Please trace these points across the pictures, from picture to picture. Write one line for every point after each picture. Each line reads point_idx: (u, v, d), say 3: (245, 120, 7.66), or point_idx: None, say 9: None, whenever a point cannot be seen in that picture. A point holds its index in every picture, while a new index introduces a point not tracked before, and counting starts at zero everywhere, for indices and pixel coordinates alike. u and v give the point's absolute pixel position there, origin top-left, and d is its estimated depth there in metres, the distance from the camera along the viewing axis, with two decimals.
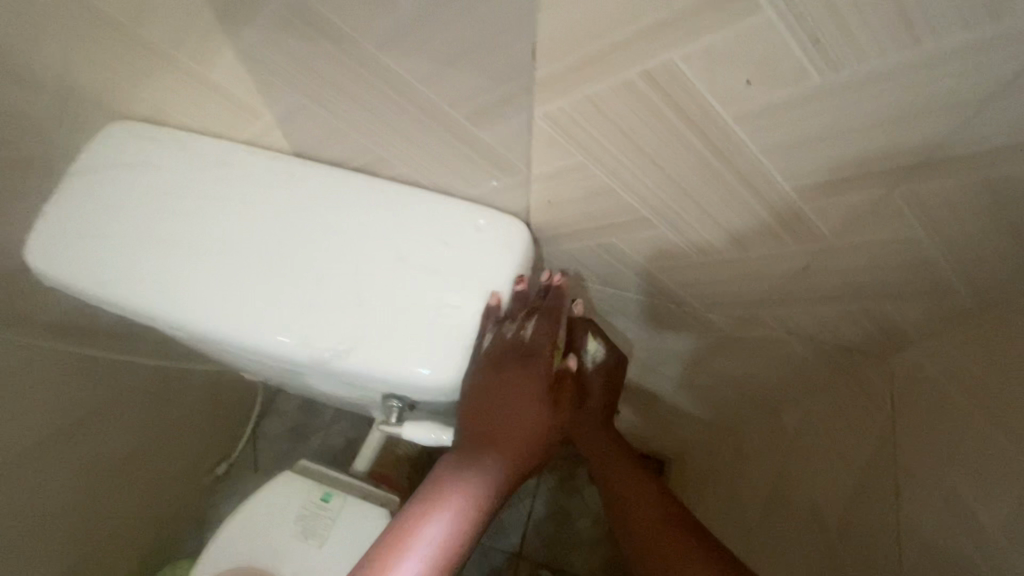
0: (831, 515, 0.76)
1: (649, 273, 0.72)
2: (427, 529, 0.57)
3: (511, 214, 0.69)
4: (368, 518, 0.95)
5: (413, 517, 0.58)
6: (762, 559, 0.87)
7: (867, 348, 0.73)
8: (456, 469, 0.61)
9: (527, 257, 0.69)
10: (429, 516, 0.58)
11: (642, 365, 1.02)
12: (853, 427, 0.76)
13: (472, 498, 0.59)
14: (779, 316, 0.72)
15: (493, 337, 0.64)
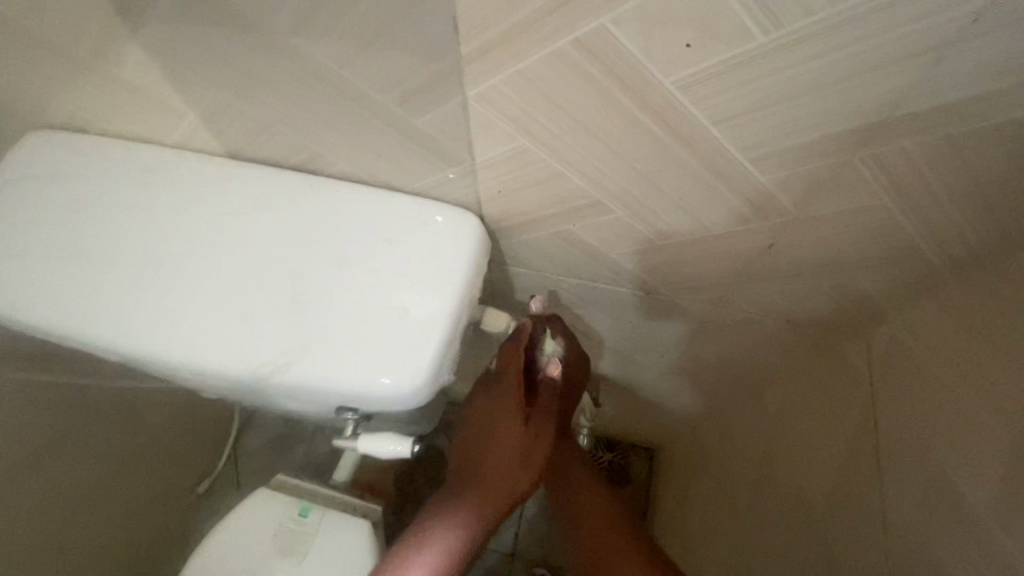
0: (816, 497, 0.73)
1: (613, 261, 0.68)
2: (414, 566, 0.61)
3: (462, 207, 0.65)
4: (355, 530, 0.90)
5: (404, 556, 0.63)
6: (748, 546, 0.84)
7: (842, 324, 0.70)
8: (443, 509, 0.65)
9: (483, 250, 0.65)
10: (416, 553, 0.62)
11: (619, 357, 0.98)
12: (835, 405, 0.74)
13: (455, 534, 0.64)
14: (751, 297, 0.69)
15: (449, 338, 0.60)
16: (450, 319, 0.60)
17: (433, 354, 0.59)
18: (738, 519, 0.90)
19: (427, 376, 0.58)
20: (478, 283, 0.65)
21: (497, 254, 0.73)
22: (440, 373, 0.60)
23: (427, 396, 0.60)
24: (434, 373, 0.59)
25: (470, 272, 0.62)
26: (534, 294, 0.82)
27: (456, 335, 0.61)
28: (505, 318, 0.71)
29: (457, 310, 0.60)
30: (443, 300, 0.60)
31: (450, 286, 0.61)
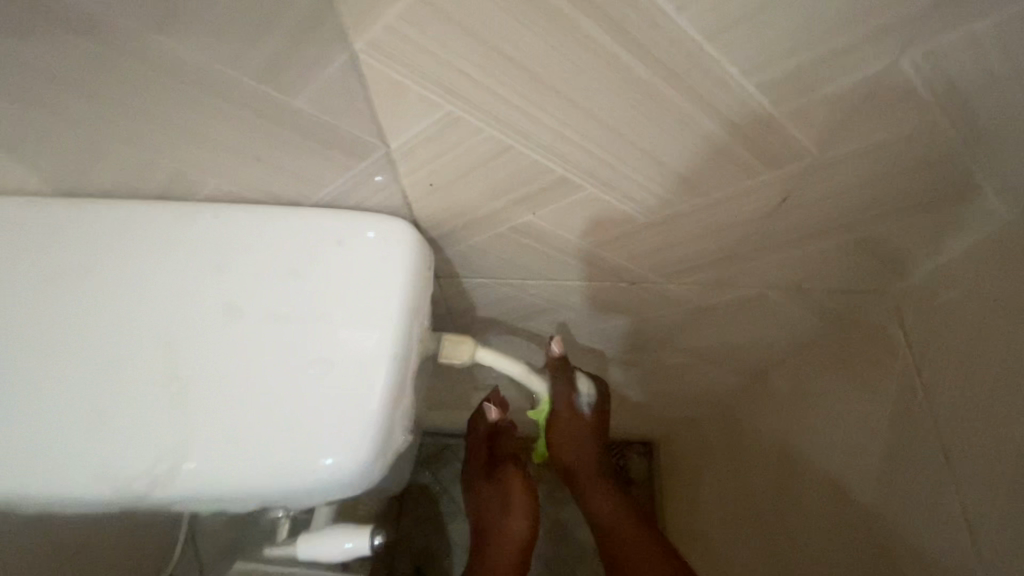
0: (863, 494, 0.62)
1: (590, 252, 0.55)
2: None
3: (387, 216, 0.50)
4: None
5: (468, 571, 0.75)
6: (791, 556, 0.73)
7: (863, 284, 0.59)
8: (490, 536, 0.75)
9: (425, 265, 0.50)
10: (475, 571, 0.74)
11: (606, 360, 0.86)
12: (866, 381, 0.63)
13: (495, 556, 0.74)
14: (759, 269, 0.57)
15: (398, 386, 0.45)
16: (395, 361, 0.45)
17: (379, 412, 0.44)
18: (769, 522, 0.79)
19: (378, 444, 0.44)
20: (426, 307, 0.50)
21: (444, 266, 0.59)
22: (394, 434, 0.45)
23: (383, 468, 0.45)
24: (385, 437, 0.44)
25: (412, 294, 0.48)
26: (497, 306, 0.68)
27: (406, 382, 0.46)
28: (470, 346, 0.55)
29: (402, 348, 0.46)
30: (382, 339, 0.45)
31: (387, 318, 0.46)
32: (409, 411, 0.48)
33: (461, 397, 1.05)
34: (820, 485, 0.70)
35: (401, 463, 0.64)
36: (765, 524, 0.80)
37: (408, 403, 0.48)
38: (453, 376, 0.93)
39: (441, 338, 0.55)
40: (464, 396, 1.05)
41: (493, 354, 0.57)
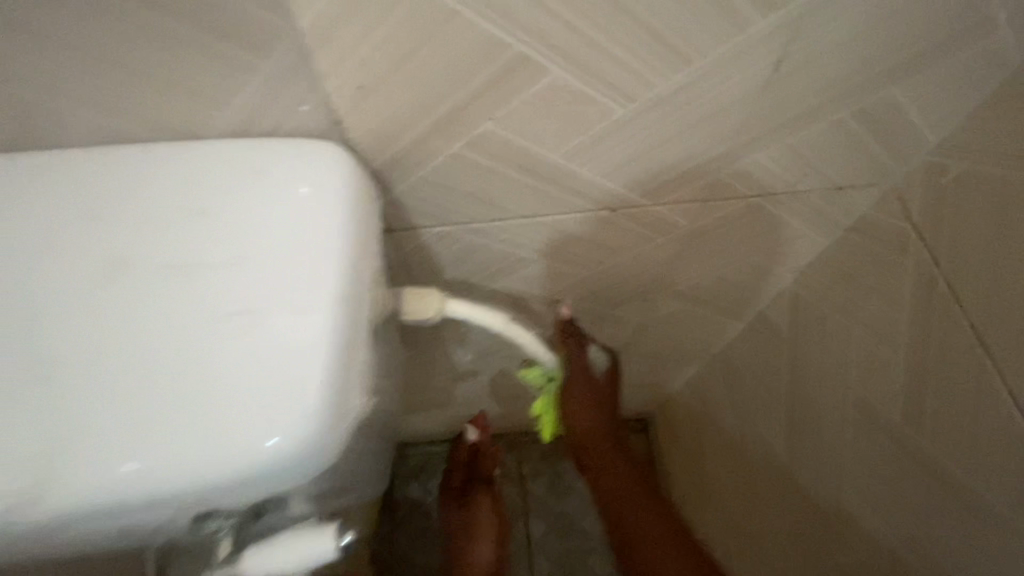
0: (900, 408, 0.57)
1: (562, 170, 0.47)
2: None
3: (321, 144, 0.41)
4: None
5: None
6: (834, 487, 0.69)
7: (861, 178, 0.54)
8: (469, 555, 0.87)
9: (367, 194, 0.41)
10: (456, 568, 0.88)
11: (591, 319, 0.78)
12: (875, 287, 0.58)
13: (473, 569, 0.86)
14: (750, 172, 0.51)
15: (348, 335, 0.36)
16: (340, 303, 0.36)
17: (326, 366, 0.34)
18: (801, 463, 0.75)
19: (329, 407, 0.34)
20: (375, 246, 0.41)
21: (395, 214, 0.50)
22: (350, 394, 0.36)
23: (341, 438, 0.36)
24: (338, 397, 0.35)
25: (353, 225, 0.39)
26: (465, 263, 0.60)
27: (360, 329, 0.37)
28: (436, 299, 0.47)
29: (348, 287, 0.36)
30: (321, 279, 0.36)
31: (325, 253, 0.37)
32: (367, 371, 0.39)
33: (440, 388, 0.96)
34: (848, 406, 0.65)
35: (374, 452, 0.55)
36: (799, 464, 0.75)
37: (367, 359, 0.38)
38: (427, 362, 0.84)
39: (401, 291, 0.47)
40: (443, 386, 0.96)
41: (465, 306, 0.48)
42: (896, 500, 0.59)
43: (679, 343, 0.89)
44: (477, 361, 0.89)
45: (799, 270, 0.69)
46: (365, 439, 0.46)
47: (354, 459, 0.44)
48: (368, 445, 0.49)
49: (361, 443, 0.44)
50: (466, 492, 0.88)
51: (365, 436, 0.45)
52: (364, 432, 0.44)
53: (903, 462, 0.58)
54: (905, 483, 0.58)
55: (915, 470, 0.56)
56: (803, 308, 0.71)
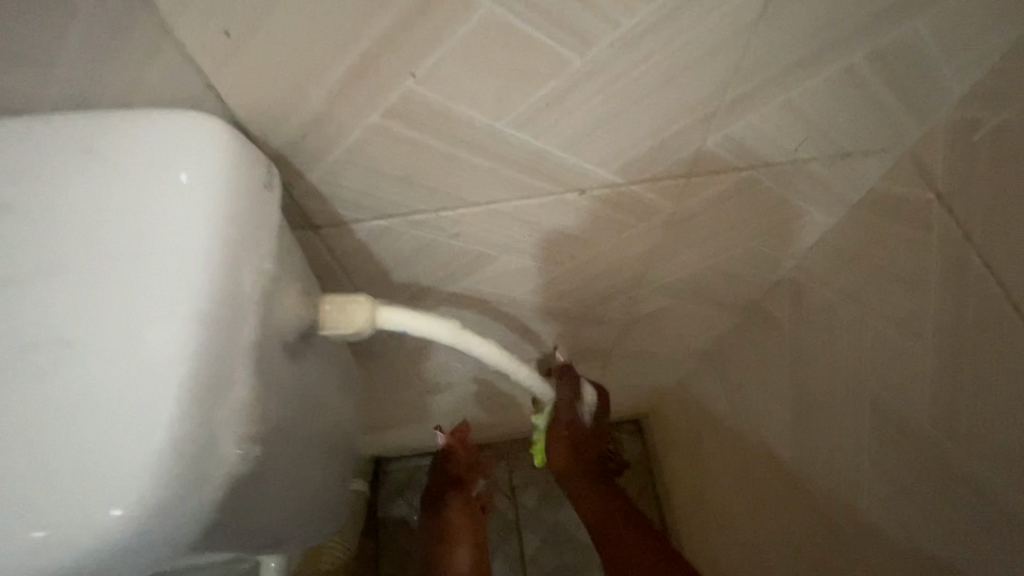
0: (929, 409, 0.49)
1: (512, 144, 0.38)
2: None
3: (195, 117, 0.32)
4: None
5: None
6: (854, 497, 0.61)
7: (872, 142, 0.46)
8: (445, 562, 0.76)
9: (254, 177, 0.31)
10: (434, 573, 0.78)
11: (571, 319, 0.70)
12: (892, 266, 0.50)
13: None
14: (741, 139, 0.43)
15: (212, 369, 0.26)
16: (197, 325, 0.26)
17: (174, 415, 0.24)
18: (813, 468, 0.67)
19: (180, 474, 0.24)
20: (270, 246, 0.32)
21: (313, 206, 0.41)
22: (219, 448, 0.26)
23: (212, 505, 0.26)
24: (194, 458, 0.25)
25: (225, 218, 0.28)
26: (413, 263, 0.51)
27: (234, 357, 0.27)
28: (364, 307, 0.38)
29: (212, 303, 0.26)
30: (176, 295, 0.26)
31: (179, 257, 0.27)
32: (257, 407, 0.30)
33: (412, 401, 0.88)
34: (867, 405, 0.57)
35: (313, 490, 0.46)
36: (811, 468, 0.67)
37: (252, 395, 0.29)
38: (391, 376, 0.75)
39: (320, 300, 0.38)
40: (414, 399, 0.87)
41: (403, 316, 0.39)
42: (929, 515, 0.51)
43: (671, 340, 0.81)
44: (449, 370, 0.81)
45: (802, 254, 0.61)
46: (283, 483, 0.37)
47: (268, 511, 0.35)
48: (295, 487, 0.40)
49: (273, 490, 0.35)
50: (437, 499, 0.81)
51: (280, 480, 0.36)
52: (274, 477, 0.35)
53: (935, 469, 0.50)
54: (938, 495, 0.50)
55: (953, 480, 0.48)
56: (807, 297, 0.62)
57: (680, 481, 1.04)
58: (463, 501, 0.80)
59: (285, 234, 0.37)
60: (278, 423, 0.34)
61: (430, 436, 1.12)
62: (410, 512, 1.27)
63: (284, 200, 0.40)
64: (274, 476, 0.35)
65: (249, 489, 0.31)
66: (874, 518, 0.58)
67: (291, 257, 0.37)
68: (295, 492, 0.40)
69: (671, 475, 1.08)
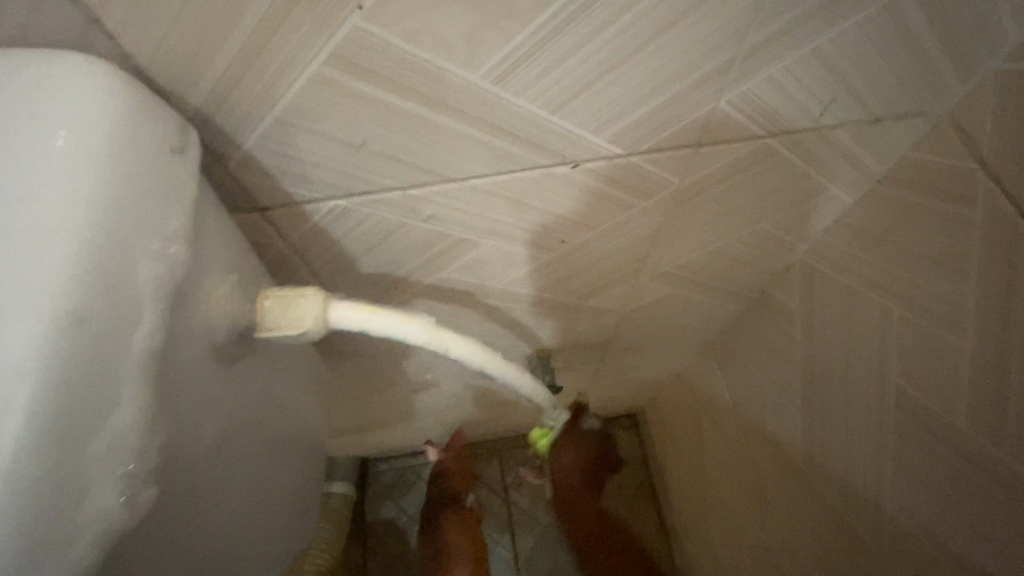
0: (965, 406, 0.44)
1: (490, 103, 0.32)
2: None
3: (88, 54, 0.25)
4: None
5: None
6: (877, 501, 0.55)
7: (906, 104, 0.40)
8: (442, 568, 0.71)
9: (158, 137, 0.24)
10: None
11: (563, 312, 0.64)
12: (926, 247, 0.45)
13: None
14: (759, 99, 0.36)
15: (74, 393, 0.19)
16: (52, 334, 0.18)
17: (11, 462, 0.17)
18: (829, 467, 0.62)
19: (22, 541, 0.17)
20: (187, 224, 0.25)
21: (256, 180, 0.34)
22: (87, 495, 0.20)
23: (85, 563, 0.20)
24: (43, 512, 0.18)
25: (104, 189, 0.21)
26: (382, 251, 0.44)
27: (114, 374, 0.21)
28: (312, 302, 0.31)
29: (78, 304, 0.19)
30: (21, 283, 0.19)
31: (36, 233, 0.19)
32: (161, 428, 0.23)
33: (395, 402, 0.82)
34: (892, 401, 0.51)
35: (272, 511, 0.40)
36: (824, 467, 0.62)
37: (148, 419, 0.22)
38: (370, 376, 0.69)
39: (257, 297, 0.31)
40: (398, 398, 0.81)
41: (362, 314, 0.32)
42: (964, 523, 0.46)
43: (672, 333, 0.76)
44: (433, 369, 0.75)
45: (816, 236, 0.55)
46: (220, 512, 0.31)
47: (193, 547, 0.29)
48: (244, 513, 0.34)
49: (199, 523, 0.29)
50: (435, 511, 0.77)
51: (215, 508, 0.30)
52: (199, 507, 0.28)
53: (969, 471, 0.45)
54: (973, 500, 0.45)
55: (997, 485, 0.43)
56: (823, 284, 0.57)
57: (682, 480, 0.99)
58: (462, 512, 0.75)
59: (215, 213, 0.30)
60: (203, 442, 0.28)
61: (416, 436, 1.06)
62: (400, 515, 1.21)
63: (219, 173, 0.33)
64: (198, 507, 0.28)
65: (146, 528, 0.24)
66: (898, 523, 0.53)
67: (222, 240, 0.30)
68: (244, 519, 0.34)
69: (671, 472, 1.03)
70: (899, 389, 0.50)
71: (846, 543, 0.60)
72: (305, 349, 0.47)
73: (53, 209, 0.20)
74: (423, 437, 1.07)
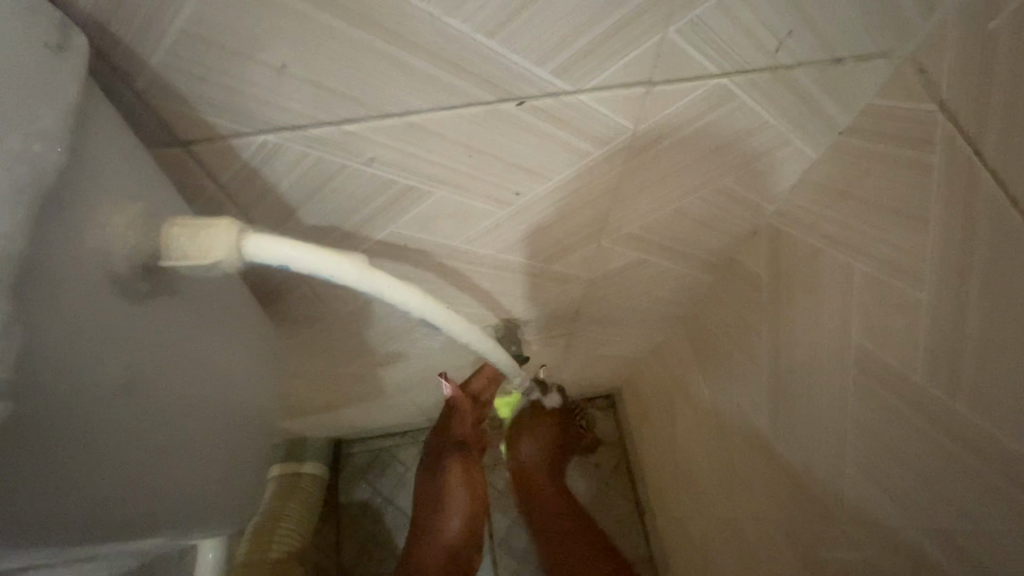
0: (924, 361, 0.43)
1: (418, 22, 0.30)
2: (427, 531, 0.76)
3: None
4: None
5: (421, 524, 0.77)
6: (840, 466, 0.55)
7: (866, 43, 0.39)
8: (435, 514, 0.76)
9: (24, 26, 0.21)
10: (423, 520, 0.77)
11: (526, 277, 0.62)
12: (888, 198, 0.43)
13: (439, 526, 0.75)
14: (711, 30, 0.35)
15: None
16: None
17: None
18: (794, 436, 0.61)
19: None
20: (67, 129, 0.23)
21: (171, 107, 0.32)
22: None
23: None
24: None
25: None
26: (323, 199, 0.42)
27: None
28: (224, 232, 0.29)
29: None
30: None
31: None
32: (20, 345, 0.21)
33: (359, 375, 0.79)
34: (856, 361, 0.50)
35: (196, 472, 0.38)
36: (790, 436, 0.62)
37: (7, 330, 0.20)
38: (328, 346, 0.67)
39: (164, 225, 0.29)
40: (361, 373, 0.79)
41: (281, 249, 0.30)
42: (925, 484, 0.45)
43: (641, 304, 0.74)
44: (396, 340, 0.72)
45: (781, 196, 0.54)
46: (106, 461, 0.28)
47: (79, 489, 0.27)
48: (148, 469, 0.32)
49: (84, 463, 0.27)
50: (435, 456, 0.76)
51: (97, 454, 0.27)
52: (71, 452, 0.26)
53: (929, 429, 0.44)
54: (934, 458, 0.44)
55: (956, 442, 0.42)
56: (788, 246, 0.56)
57: (655, 457, 0.98)
58: (463, 467, 0.75)
59: (116, 131, 0.28)
60: (84, 377, 0.25)
61: (387, 415, 1.04)
62: (375, 495, 1.19)
63: (127, 96, 0.31)
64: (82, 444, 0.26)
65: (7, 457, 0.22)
66: (860, 489, 0.52)
67: (127, 161, 0.28)
68: (146, 474, 0.32)
69: (644, 448, 1.02)
70: (862, 348, 0.49)
71: (813, 511, 0.60)
72: (245, 306, 0.45)
73: None
74: (394, 416, 1.05)
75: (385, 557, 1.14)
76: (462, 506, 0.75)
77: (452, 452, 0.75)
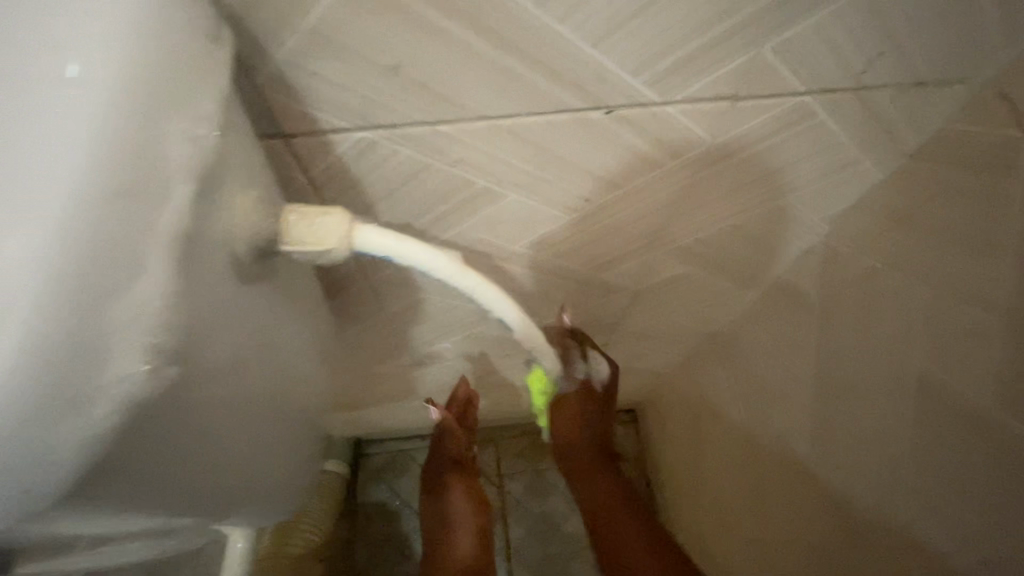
0: (991, 387, 0.43)
1: (530, 30, 0.31)
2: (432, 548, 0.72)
3: None
4: None
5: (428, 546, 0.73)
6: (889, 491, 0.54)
7: (949, 66, 0.40)
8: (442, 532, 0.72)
9: (191, 18, 0.23)
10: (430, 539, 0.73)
11: (576, 285, 0.63)
12: (959, 219, 0.44)
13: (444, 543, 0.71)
14: (804, 49, 0.36)
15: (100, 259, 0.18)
16: (75, 189, 0.18)
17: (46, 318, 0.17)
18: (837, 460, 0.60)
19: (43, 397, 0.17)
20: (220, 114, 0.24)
21: (283, 99, 0.33)
22: (108, 362, 0.19)
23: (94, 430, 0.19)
24: (62, 377, 0.17)
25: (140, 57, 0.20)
26: (401, 197, 0.43)
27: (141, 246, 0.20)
28: (339, 219, 0.30)
29: (103, 167, 0.18)
30: (59, 143, 0.18)
31: (70, 87, 0.18)
32: (176, 315, 0.22)
33: (394, 374, 0.80)
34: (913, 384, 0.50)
35: (257, 457, 0.38)
36: (833, 460, 0.61)
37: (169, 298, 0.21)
38: (372, 343, 0.68)
39: (283, 211, 0.30)
40: (397, 372, 0.80)
41: (389, 241, 0.31)
42: None
43: (681, 318, 0.74)
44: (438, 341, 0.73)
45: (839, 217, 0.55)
46: (206, 435, 0.29)
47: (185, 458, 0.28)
48: (230, 446, 0.32)
49: (194, 435, 0.28)
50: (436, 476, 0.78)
51: (204, 426, 0.28)
52: (189, 424, 0.27)
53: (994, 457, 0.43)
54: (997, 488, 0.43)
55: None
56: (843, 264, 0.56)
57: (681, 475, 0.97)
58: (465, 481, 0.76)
59: (241, 119, 0.29)
60: (208, 353, 0.26)
61: (413, 417, 1.05)
62: (392, 497, 1.19)
63: (246, 86, 0.32)
64: (195, 417, 0.27)
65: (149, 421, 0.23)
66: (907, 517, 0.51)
67: (248, 148, 0.29)
68: (228, 450, 0.32)
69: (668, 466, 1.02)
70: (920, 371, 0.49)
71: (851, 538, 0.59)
72: (312, 297, 0.46)
73: (86, 62, 0.19)
74: (420, 417, 1.05)
75: (396, 562, 1.13)
76: (467, 523, 0.72)
77: (454, 469, 0.77)
